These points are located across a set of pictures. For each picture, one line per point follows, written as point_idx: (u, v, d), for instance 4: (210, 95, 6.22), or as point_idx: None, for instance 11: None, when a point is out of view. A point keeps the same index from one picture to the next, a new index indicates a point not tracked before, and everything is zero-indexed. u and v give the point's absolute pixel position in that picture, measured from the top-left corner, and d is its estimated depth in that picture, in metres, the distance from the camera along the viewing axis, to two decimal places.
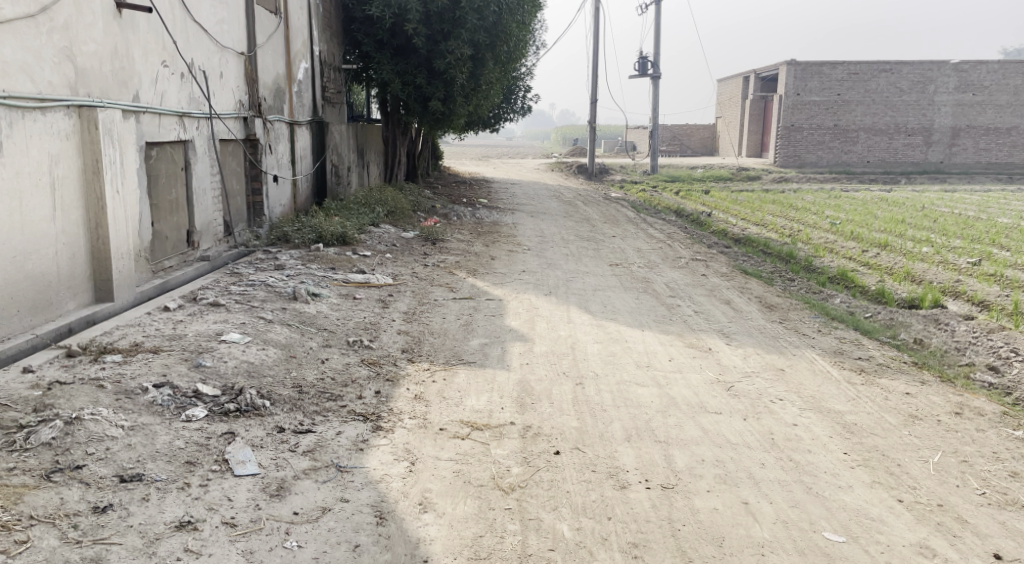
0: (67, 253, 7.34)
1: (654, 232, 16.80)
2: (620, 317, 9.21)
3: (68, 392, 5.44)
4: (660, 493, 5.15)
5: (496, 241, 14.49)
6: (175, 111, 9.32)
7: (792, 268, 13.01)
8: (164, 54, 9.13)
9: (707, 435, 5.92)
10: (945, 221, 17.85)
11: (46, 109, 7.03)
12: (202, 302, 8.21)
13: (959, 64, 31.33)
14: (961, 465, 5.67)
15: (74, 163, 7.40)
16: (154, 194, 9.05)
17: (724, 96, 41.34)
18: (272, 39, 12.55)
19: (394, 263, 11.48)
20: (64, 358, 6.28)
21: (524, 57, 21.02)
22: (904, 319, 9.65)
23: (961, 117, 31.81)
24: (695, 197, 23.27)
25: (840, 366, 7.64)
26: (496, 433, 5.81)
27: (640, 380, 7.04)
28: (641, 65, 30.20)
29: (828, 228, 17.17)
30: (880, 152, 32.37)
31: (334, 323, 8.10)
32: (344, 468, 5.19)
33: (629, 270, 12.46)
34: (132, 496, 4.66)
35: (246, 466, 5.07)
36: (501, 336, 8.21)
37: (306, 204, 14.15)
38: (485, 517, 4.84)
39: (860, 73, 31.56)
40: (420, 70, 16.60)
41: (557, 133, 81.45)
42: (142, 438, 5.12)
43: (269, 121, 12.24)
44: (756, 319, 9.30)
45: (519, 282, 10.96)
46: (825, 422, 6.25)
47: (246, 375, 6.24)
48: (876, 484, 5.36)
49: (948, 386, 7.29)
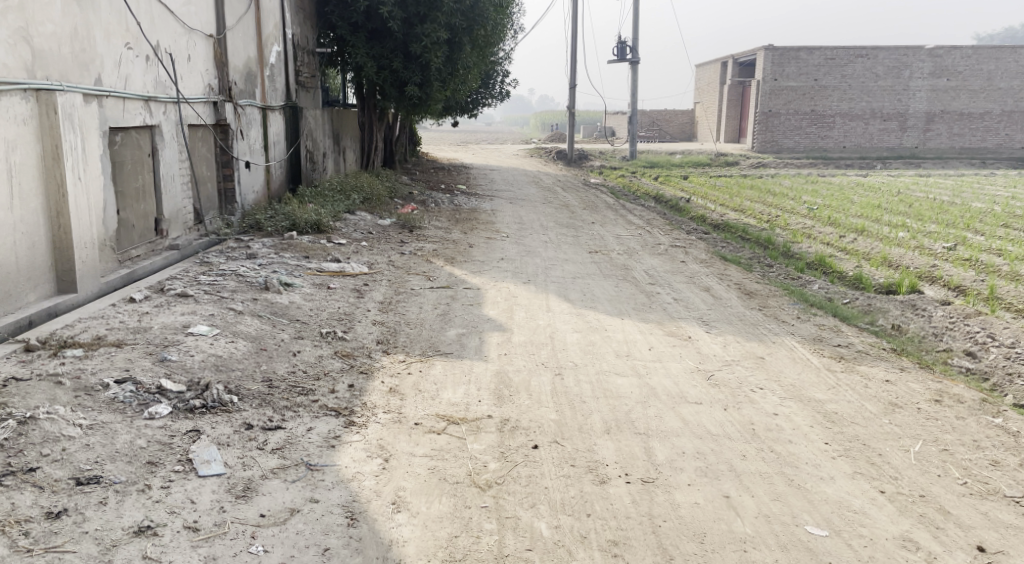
0: (25, 243, 7.08)
1: (633, 218, 16.67)
2: (600, 305, 9.06)
3: (23, 389, 5.21)
4: (640, 488, 5.01)
5: (474, 228, 14.30)
6: (140, 96, 9.03)
7: (770, 254, 12.93)
8: (128, 37, 8.84)
9: (687, 427, 5.78)
10: (920, 206, 17.87)
11: (2, 93, 6.75)
12: (170, 293, 7.97)
13: (934, 49, 31.38)
14: (943, 454, 5.58)
15: (32, 149, 7.13)
16: (119, 182, 8.77)
17: (702, 81, 41.25)
18: (242, 22, 12.23)
19: (369, 252, 11.26)
20: (22, 353, 6.02)
21: (500, 41, 20.76)
22: (882, 305, 9.58)
23: (935, 102, 31.94)
24: (673, 183, 23.17)
25: (820, 354, 7.53)
26: (473, 426, 5.64)
27: (619, 370, 6.89)
28: (620, 49, 30.01)
29: (806, 213, 17.11)
30: (856, 137, 32.41)
31: (306, 314, 7.89)
32: (315, 466, 5.01)
33: (607, 257, 12.32)
34: (89, 499, 4.46)
35: (211, 466, 4.87)
36: (478, 325, 8.05)
37: (280, 192, 13.88)
38: (460, 516, 4.68)
39: (836, 58, 31.52)
40: (396, 54, 16.31)
41: (535, 118, 81.19)
42: (101, 438, 4.92)
43: (240, 106, 11.94)
44: (735, 306, 9.18)
45: (496, 270, 10.79)
46: (806, 411, 6.13)
47: (213, 369, 6.02)
48: (859, 475, 5.25)
49: (927, 373, 7.20)
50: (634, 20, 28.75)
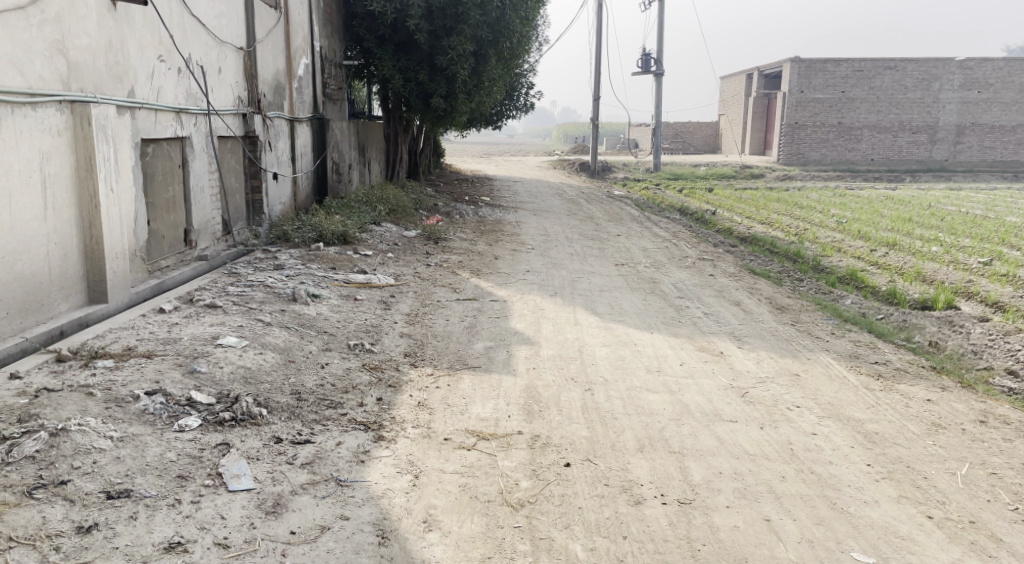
0: (58, 254, 7.09)
1: (659, 230, 16.54)
2: (628, 319, 8.95)
3: (54, 401, 5.19)
4: (677, 509, 4.91)
5: (500, 240, 14.24)
6: (172, 107, 9.05)
7: (800, 267, 12.76)
8: (161, 49, 8.87)
9: (723, 446, 5.67)
10: (952, 219, 17.60)
11: (37, 105, 6.77)
12: (199, 304, 7.97)
13: (964, 61, 31.00)
14: (990, 478, 5.42)
15: (66, 161, 7.15)
16: (150, 192, 8.80)
17: (727, 93, 41.08)
18: (271, 34, 12.28)
19: (395, 263, 11.22)
20: (54, 363, 6.02)
21: (525, 53, 20.77)
22: (918, 321, 9.40)
23: (966, 115, 31.55)
24: (698, 195, 23.05)
25: (856, 371, 7.38)
26: (503, 443, 5.56)
27: (651, 386, 6.78)
28: (644, 62, 29.97)
29: (835, 226, 16.90)
30: (884, 150, 32.08)
31: (334, 325, 7.85)
32: (344, 482, 4.95)
33: (634, 270, 12.21)
34: (119, 514, 4.42)
35: (241, 480, 4.82)
36: (506, 338, 7.97)
37: (307, 203, 13.90)
38: (493, 536, 4.60)
39: (865, 70, 31.25)
40: (422, 66, 16.34)
41: (557, 130, 81.29)
42: (132, 450, 4.89)
43: (268, 118, 11.97)
44: (767, 321, 9.04)
45: (523, 283, 10.72)
46: (845, 431, 6.00)
47: (242, 382, 5.97)
48: (903, 499, 5.11)
49: (969, 393, 7.03)
50: (659, 31, 28.69)
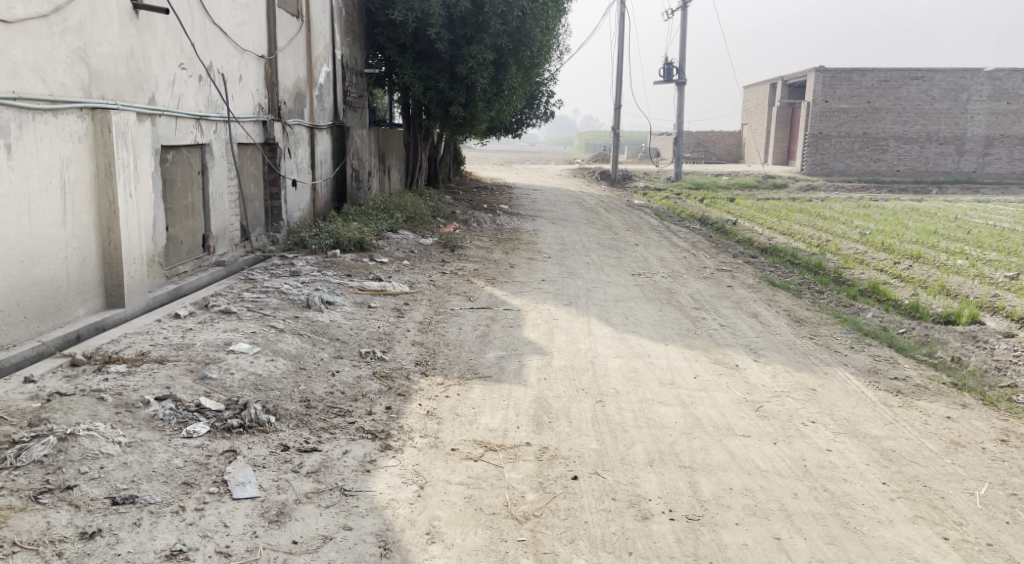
0: (76, 259, 7.15)
1: (678, 240, 16.47)
2: (643, 330, 8.88)
3: (65, 405, 5.22)
4: (685, 525, 4.85)
5: (517, 249, 14.21)
6: (192, 114, 9.12)
7: (822, 280, 12.64)
8: (182, 57, 8.95)
9: (735, 461, 5.61)
10: (978, 232, 17.38)
11: (58, 111, 6.84)
12: (214, 309, 8.00)
13: (992, 72, 30.68)
14: (1010, 499, 5.32)
15: (86, 167, 7.21)
16: (168, 198, 8.86)
17: (750, 103, 40.92)
18: (293, 43, 12.36)
19: (411, 271, 11.23)
20: (67, 367, 6.06)
21: (547, 61, 20.82)
22: (940, 336, 9.26)
23: (994, 126, 31.19)
24: (719, 205, 22.92)
25: (875, 387, 7.27)
26: (511, 454, 5.53)
27: (663, 398, 6.72)
28: (667, 71, 29.94)
29: (858, 238, 16.73)
30: (910, 161, 31.77)
31: (347, 333, 7.85)
32: (349, 492, 4.94)
33: (651, 280, 12.15)
34: (123, 520, 4.44)
35: (245, 488, 4.82)
36: (519, 348, 7.94)
37: (325, 209, 13.95)
38: (497, 550, 4.57)
39: (891, 80, 31.02)
40: (442, 74, 16.40)
41: (579, 138, 81.16)
42: (139, 456, 4.91)
43: (288, 125, 12.03)
44: (784, 334, 8.95)
45: (538, 292, 10.69)
46: (861, 448, 5.92)
47: (252, 389, 5.98)
48: (919, 519, 5.03)
49: (990, 410, 6.91)
50: (682, 40, 28.66)
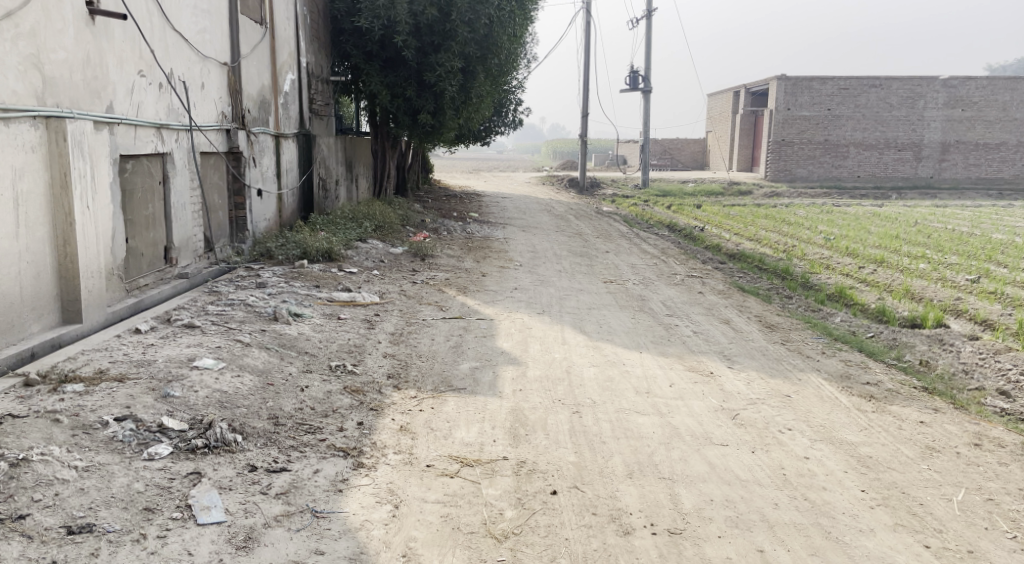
0: (30, 273, 6.87)
1: (648, 247, 16.40)
2: (617, 338, 8.77)
3: (18, 428, 4.98)
4: (667, 540, 4.73)
5: (487, 257, 14.04)
6: (152, 123, 8.87)
7: (789, 285, 12.63)
8: (141, 64, 8.70)
9: (715, 471, 5.50)
10: (938, 237, 17.52)
11: (10, 120, 6.59)
12: (176, 324, 7.75)
13: (948, 80, 31.14)
14: (987, 504, 5.27)
15: (40, 178, 6.95)
16: (128, 210, 8.60)
17: (714, 110, 41.21)
18: (256, 50, 12.11)
19: (381, 281, 11.03)
20: (21, 388, 5.79)
21: (513, 70, 20.75)
22: (908, 340, 9.25)
23: (950, 132, 31.60)
24: (686, 211, 22.98)
25: (848, 392, 7.22)
26: (488, 469, 5.37)
27: (639, 408, 6.61)
28: (633, 79, 29.99)
29: (823, 243, 16.79)
30: (870, 167, 32.11)
31: (316, 346, 7.64)
32: (320, 513, 4.76)
33: (622, 287, 12.05)
34: (79, 551, 4.23)
35: (210, 513, 4.62)
36: (492, 359, 7.78)
37: (292, 219, 13.70)
38: None
39: (850, 88, 31.35)
40: (410, 82, 16.21)
41: (546, 145, 81.24)
42: (97, 481, 4.69)
43: (252, 134, 11.79)
44: (757, 340, 8.88)
45: (510, 300, 10.54)
46: (838, 455, 5.84)
47: (217, 407, 5.75)
48: (900, 527, 4.95)
49: (962, 414, 6.88)
50: (647, 48, 28.75)
